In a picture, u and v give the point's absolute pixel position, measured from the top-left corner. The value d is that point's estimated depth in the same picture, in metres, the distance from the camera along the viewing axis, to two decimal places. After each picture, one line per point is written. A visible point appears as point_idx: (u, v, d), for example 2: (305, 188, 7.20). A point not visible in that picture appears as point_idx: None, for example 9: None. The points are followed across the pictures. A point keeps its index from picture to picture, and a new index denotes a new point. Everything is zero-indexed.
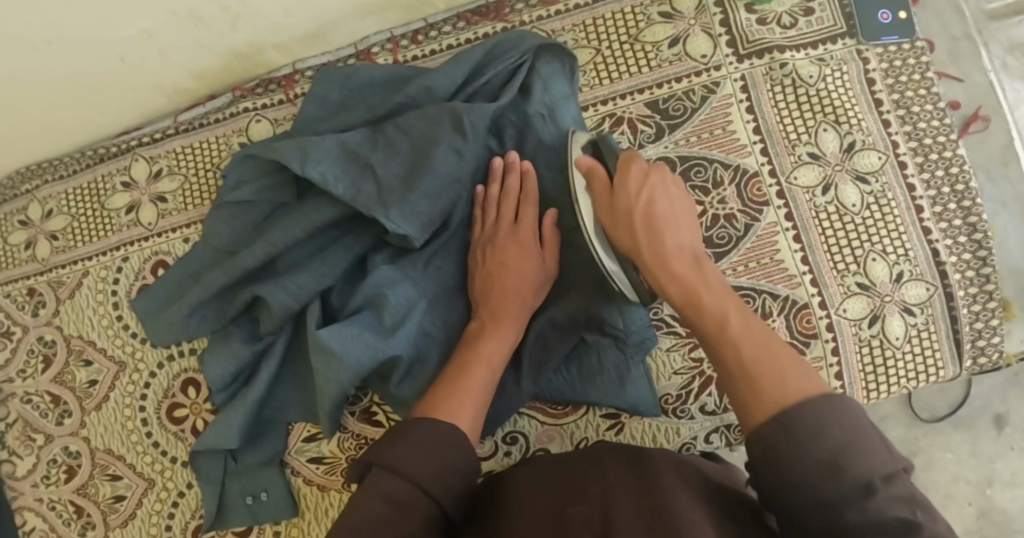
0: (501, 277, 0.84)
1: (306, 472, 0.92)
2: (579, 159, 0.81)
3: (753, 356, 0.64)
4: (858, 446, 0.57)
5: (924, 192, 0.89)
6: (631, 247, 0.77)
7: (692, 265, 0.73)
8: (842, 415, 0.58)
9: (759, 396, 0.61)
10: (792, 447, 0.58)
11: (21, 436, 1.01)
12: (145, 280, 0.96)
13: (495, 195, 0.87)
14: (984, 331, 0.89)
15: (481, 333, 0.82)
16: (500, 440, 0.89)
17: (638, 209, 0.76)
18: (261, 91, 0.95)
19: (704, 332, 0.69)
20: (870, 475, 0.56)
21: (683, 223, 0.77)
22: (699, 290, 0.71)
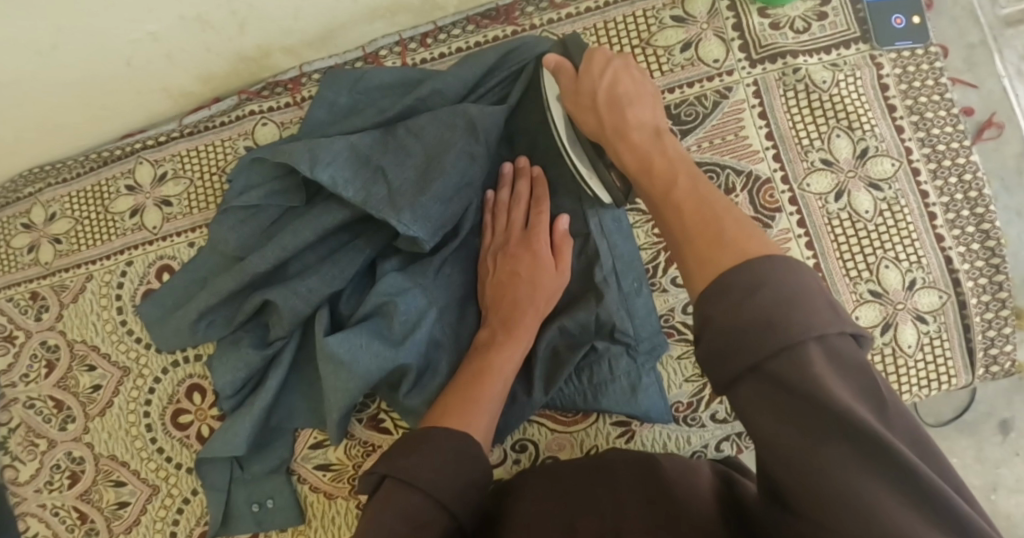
0: (513, 286, 0.83)
1: (313, 479, 0.92)
2: (547, 59, 0.85)
3: (694, 217, 0.63)
4: (797, 306, 0.51)
5: (937, 199, 0.88)
6: (597, 130, 0.79)
7: (649, 137, 0.75)
8: (782, 272, 0.53)
9: (698, 257, 0.59)
10: (723, 305, 0.53)
11: (23, 441, 1.00)
12: (150, 285, 0.95)
13: (505, 200, 0.87)
14: (997, 339, 0.88)
15: (493, 341, 0.82)
16: (509, 448, 0.88)
17: (602, 91, 0.79)
18: (268, 94, 0.94)
19: (655, 198, 0.69)
20: (805, 334, 0.50)
21: (647, 103, 0.79)
22: (653, 159, 0.72)
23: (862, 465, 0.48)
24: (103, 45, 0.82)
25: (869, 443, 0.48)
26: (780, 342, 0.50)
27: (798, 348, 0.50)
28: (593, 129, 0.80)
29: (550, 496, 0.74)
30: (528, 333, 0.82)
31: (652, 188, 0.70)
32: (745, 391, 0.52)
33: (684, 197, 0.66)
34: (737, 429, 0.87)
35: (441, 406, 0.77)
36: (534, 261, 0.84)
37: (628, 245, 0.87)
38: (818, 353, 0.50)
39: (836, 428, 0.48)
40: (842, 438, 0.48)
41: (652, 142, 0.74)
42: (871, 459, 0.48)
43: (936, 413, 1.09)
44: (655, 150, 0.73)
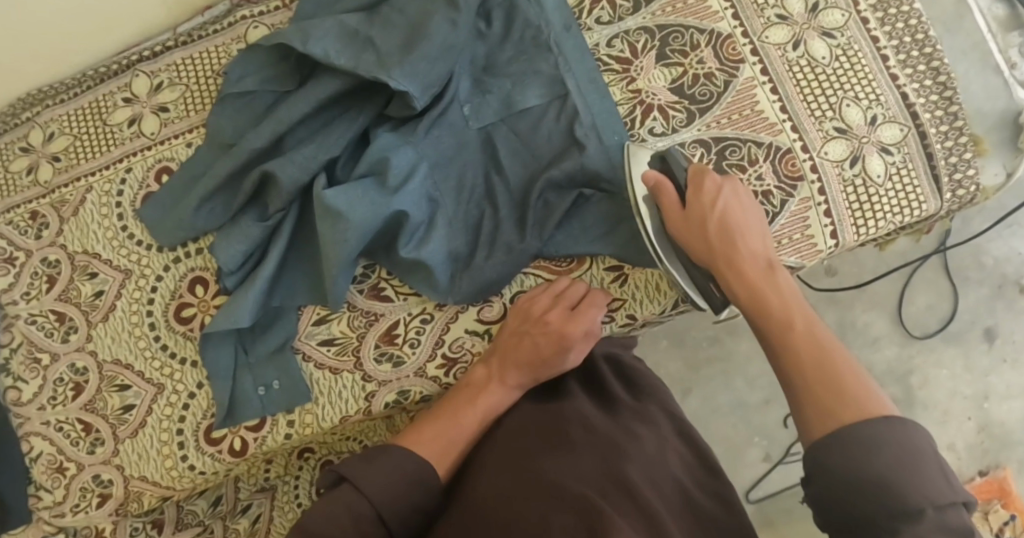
0: (523, 365, 0.87)
1: (318, 356, 0.93)
2: (647, 172, 0.86)
3: (815, 360, 0.72)
4: (909, 468, 0.63)
5: (887, 42, 0.95)
6: (705, 256, 0.82)
7: (763, 272, 0.80)
8: (898, 436, 0.65)
9: (815, 403, 0.69)
10: (841, 452, 0.65)
11: (25, 360, 1.00)
12: (150, 188, 0.99)
13: (552, 321, 0.87)
14: (959, 165, 0.93)
15: (485, 382, 0.87)
16: (508, 302, 0.92)
17: (714, 222, 0.82)
18: (258, 0, 1.00)
19: (767, 336, 0.76)
20: (922, 503, 0.61)
21: (756, 233, 0.83)
22: (768, 296, 0.78)
23: None
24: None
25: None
26: (897, 509, 0.62)
27: (913, 515, 0.61)
28: (703, 260, 0.83)
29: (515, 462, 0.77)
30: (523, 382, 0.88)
31: (768, 328, 0.76)
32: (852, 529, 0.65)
33: (802, 339, 0.74)
34: None
35: (435, 419, 0.85)
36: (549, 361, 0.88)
37: (604, 102, 0.92)
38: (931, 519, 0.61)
39: None
40: None
41: (769, 282, 0.79)
42: None
43: (924, 326, 1.42)
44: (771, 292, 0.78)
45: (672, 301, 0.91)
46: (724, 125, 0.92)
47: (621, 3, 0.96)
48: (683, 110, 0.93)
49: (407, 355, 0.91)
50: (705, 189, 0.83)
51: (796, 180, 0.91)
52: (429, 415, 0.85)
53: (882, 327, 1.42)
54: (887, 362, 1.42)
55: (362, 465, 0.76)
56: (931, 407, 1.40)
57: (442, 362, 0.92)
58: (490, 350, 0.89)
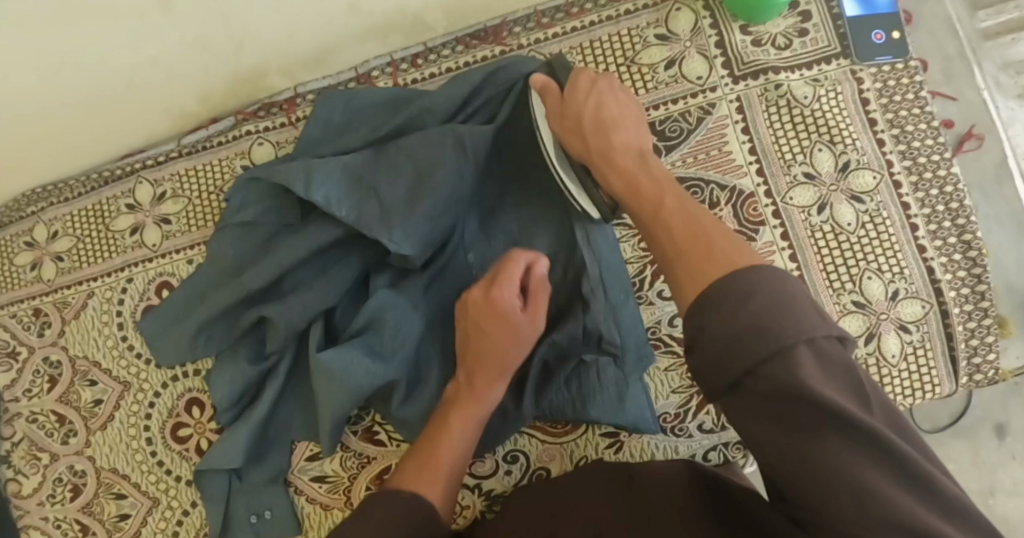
0: (480, 379, 0.83)
1: (310, 491, 0.93)
2: (533, 78, 0.86)
3: (684, 228, 0.66)
4: (785, 311, 0.53)
5: (919, 210, 0.90)
6: (584, 152, 0.81)
7: (636, 159, 0.77)
8: (774, 282, 0.56)
9: (686, 268, 0.61)
10: (717, 310, 0.56)
11: (26, 455, 1.01)
12: (150, 301, 0.98)
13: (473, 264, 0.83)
14: (980, 348, 0.90)
15: (454, 399, 0.83)
16: (500, 458, 0.90)
17: (588, 112, 0.81)
18: (263, 114, 0.96)
19: (642, 218, 0.72)
20: (797, 338, 0.53)
21: (632, 126, 0.81)
22: (642, 182, 0.74)
23: (865, 461, 0.51)
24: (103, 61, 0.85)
25: (857, 432, 0.51)
26: (773, 347, 0.52)
27: (789, 353, 0.52)
28: (581, 152, 0.81)
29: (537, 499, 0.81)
30: (493, 382, 0.83)
31: (640, 214, 0.72)
32: (742, 396, 0.54)
33: (672, 212, 0.69)
34: (724, 438, 0.89)
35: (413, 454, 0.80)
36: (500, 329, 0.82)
37: (616, 256, 0.88)
38: (810, 356, 0.52)
39: (834, 424, 0.51)
40: (839, 433, 0.51)
41: (638, 164, 0.76)
42: (872, 459, 0.51)
43: (932, 419, 1.11)
44: (640, 170, 0.75)
45: None
46: None
47: None
48: None
49: None
50: (580, 78, 0.83)
51: None
52: (407, 461, 0.80)
53: None
54: None
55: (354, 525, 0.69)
56: None
57: None
58: (456, 371, 0.84)
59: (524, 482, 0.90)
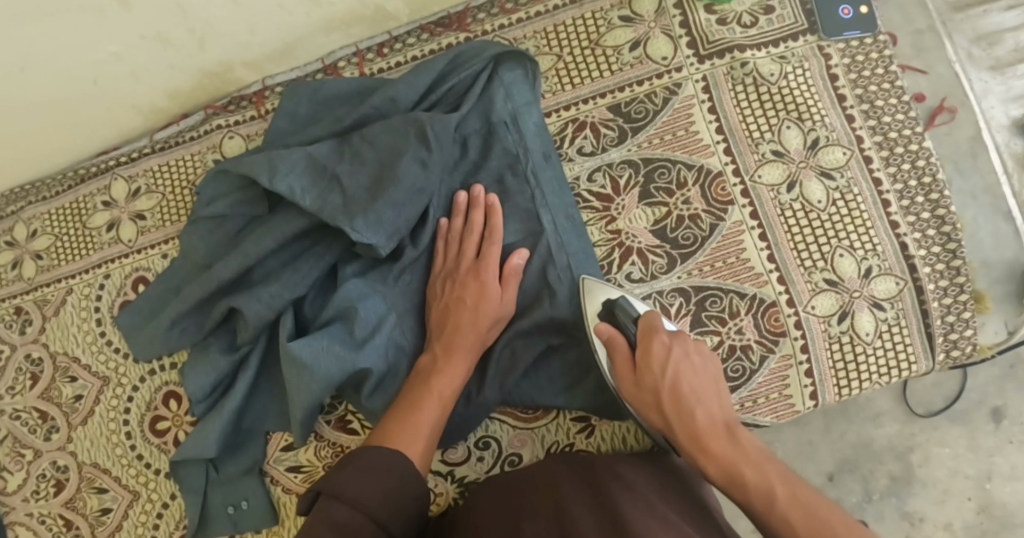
0: (460, 330, 0.84)
1: (285, 481, 0.94)
2: (598, 328, 0.83)
3: (809, 523, 0.68)
4: None
5: (890, 186, 0.88)
6: (665, 427, 0.79)
7: (727, 438, 0.75)
8: None
9: None
10: None
11: (10, 452, 1.02)
12: (127, 296, 0.98)
13: (458, 229, 0.88)
14: (957, 324, 0.87)
15: (433, 368, 0.83)
16: (473, 445, 0.90)
17: (665, 389, 0.78)
18: (233, 108, 0.97)
19: (753, 512, 0.72)
20: None
21: (710, 391, 0.78)
22: (739, 465, 0.73)
23: None
24: (69, 63, 0.86)
25: None
26: None
27: None
28: (663, 429, 0.79)
29: (499, 491, 0.80)
30: (468, 351, 0.84)
31: (750, 506, 0.72)
32: None
33: (788, 507, 0.69)
34: None
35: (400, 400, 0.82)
36: (483, 288, 0.85)
37: (582, 240, 0.88)
38: None
39: None
40: None
41: (732, 448, 0.74)
42: None
43: (927, 403, 1.06)
44: (739, 457, 0.74)
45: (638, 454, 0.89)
46: (707, 273, 0.88)
47: (605, 133, 0.91)
48: (663, 254, 0.89)
49: None
50: (655, 349, 0.79)
51: (778, 335, 0.87)
52: (393, 413, 0.80)
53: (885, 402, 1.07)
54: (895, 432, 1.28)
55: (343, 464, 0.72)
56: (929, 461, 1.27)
57: None
58: (429, 347, 0.86)
59: (496, 469, 0.89)
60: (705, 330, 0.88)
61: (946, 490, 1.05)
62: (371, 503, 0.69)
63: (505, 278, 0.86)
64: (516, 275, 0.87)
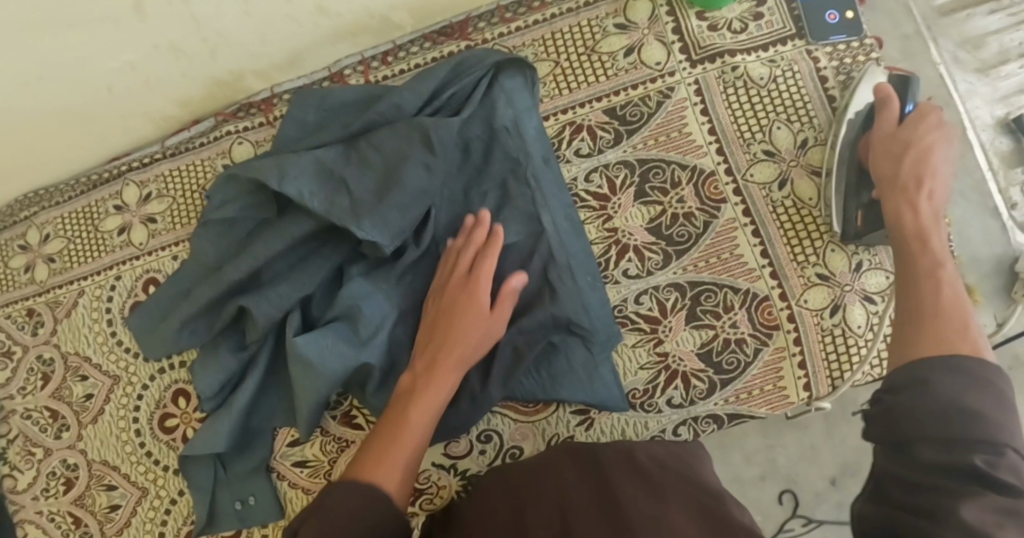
0: (450, 343, 0.83)
1: (292, 476, 0.96)
2: (880, 85, 0.86)
3: (950, 300, 0.71)
4: (986, 417, 0.60)
5: None
6: (884, 177, 0.82)
7: (933, 212, 0.79)
8: (986, 373, 0.63)
9: (939, 334, 0.68)
10: (945, 384, 0.62)
11: (21, 451, 1.05)
12: (137, 297, 1.01)
13: (459, 249, 0.88)
14: None
15: (416, 384, 0.81)
16: (474, 439, 0.92)
17: (918, 145, 0.81)
18: (242, 115, 1.00)
19: (908, 279, 0.75)
20: (1006, 443, 0.59)
21: (946, 167, 0.82)
22: (930, 234, 0.77)
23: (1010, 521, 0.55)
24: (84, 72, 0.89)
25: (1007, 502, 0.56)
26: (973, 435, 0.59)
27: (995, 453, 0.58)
28: (880, 178, 0.83)
29: (503, 484, 0.82)
30: (451, 372, 0.82)
31: (915, 264, 0.75)
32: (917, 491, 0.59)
33: (949, 296, 0.71)
34: (693, 413, 0.90)
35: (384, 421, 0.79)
36: (474, 306, 0.84)
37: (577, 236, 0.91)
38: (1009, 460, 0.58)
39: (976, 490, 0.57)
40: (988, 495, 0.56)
41: (930, 222, 0.78)
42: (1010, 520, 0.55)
43: None
44: (932, 229, 0.77)
45: None
46: (702, 269, 0.91)
47: (602, 135, 0.94)
48: (659, 251, 0.91)
49: None
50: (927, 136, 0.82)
51: (771, 328, 0.90)
52: (374, 433, 0.77)
53: None
54: None
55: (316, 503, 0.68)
56: None
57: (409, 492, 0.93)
58: (411, 366, 0.84)
59: (497, 462, 0.92)
60: (700, 324, 0.90)
61: None
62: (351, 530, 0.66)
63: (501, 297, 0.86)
64: (511, 298, 0.86)
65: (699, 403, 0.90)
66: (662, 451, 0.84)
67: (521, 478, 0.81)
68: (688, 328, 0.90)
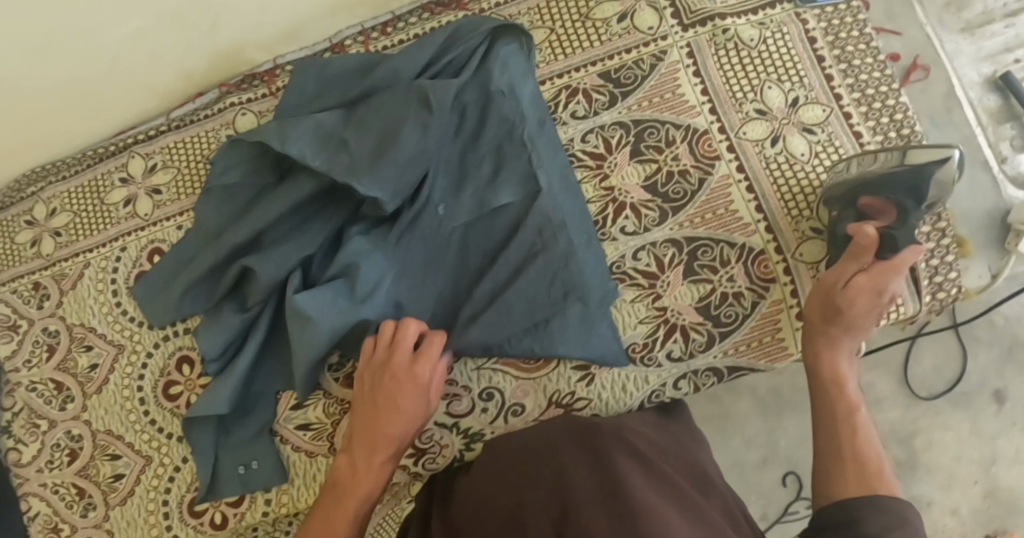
0: (391, 421, 0.85)
1: (295, 440, 0.97)
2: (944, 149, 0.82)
3: (846, 421, 0.83)
4: (896, 528, 0.71)
5: (871, 138, 0.93)
6: (834, 276, 0.86)
7: (871, 320, 0.85)
8: (898, 511, 0.73)
9: (845, 473, 0.79)
10: (872, 518, 0.72)
11: (26, 424, 1.05)
12: (143, 267, 1.03)
13: (381, 351, 0.87)
14: (941, 267, 0.90)
15: (350, 475, 0.85)
16: (476, 396, 0.92)
17: (869, 271, 0.84)
18: (246, 86, 1.02)
19: (823, 410, 0.85)
20: None
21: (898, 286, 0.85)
22: (852, 331, 0.85)
23: None
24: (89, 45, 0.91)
25: None
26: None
27: None
28: (833, 277, 0.86)
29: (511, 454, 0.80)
30: (384, 460, 0.86)
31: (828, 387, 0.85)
32: None
33: (844, 412, 0.84)
34: (693, 366, 0.91)
35: (339, 482, 0.86)
36: (410, 394, 0.85)
37: (570, 200, 0.92)
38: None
39: None
40: None
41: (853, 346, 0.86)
42: None
43: (929, 387, 1.21)
44: (863, 327, 0.85)
45: (638, 401, 0.91)
46: (698, 225, 0.92)
47: (597, 98, 0.95)
48: (656, 208, 0.93)
49: None
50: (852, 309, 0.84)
51: (768, 281, 0.91)
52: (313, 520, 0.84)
53: (883, 389, 1.21)
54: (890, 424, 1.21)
55: None
56: (934, 471, 1.20)
57: (411, 452, 0.93)
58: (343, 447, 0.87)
59: (500, 420, 0.92)
60: (697, 279, 0.92)
61: (951, 476, 1.20)
62: None
63: (422, 357, 0.86)
64: (433, 357, 0.87)
65: (699, 356, 0.91)
66: (667, 440, 0.83)
67: (521, 451, 0.80)
68: (685, 283, 0.92)
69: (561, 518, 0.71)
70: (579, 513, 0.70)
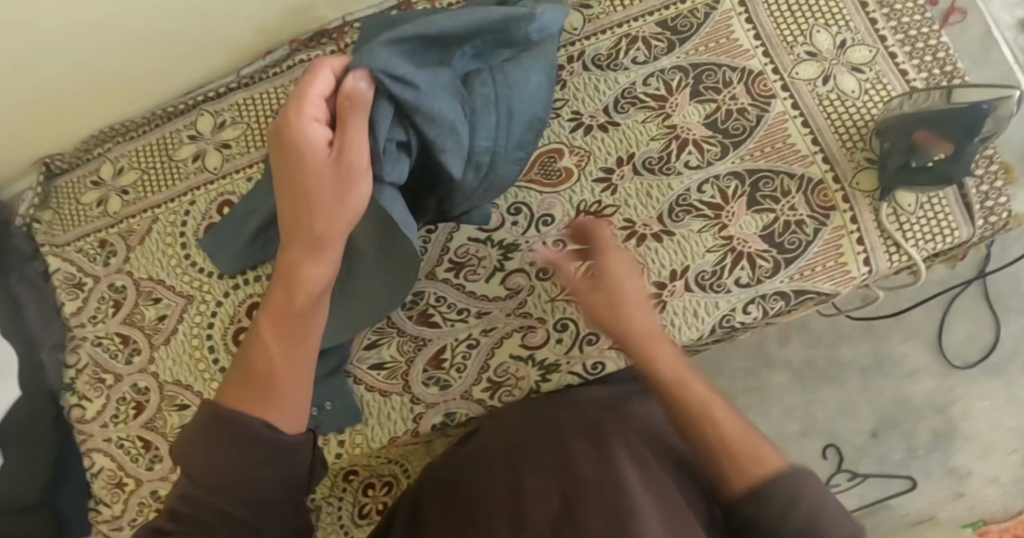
0: (314, 211, 0.69)
1: (368, 380, 0.98)
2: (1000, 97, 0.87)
3: (728, 419, 0.73)
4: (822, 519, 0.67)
5: (916, 75, 0.98)
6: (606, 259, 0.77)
7: (642, 316, 0.76)
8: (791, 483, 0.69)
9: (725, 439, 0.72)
10: (810, 493, 0.68)
11: (90, 379, 1.06)
12: (212, 220, 1.05)
13: (292, 135, 0.68)
14: (991, 193, 0.95)
15: (284, 290, 0.71)
16: (551, 328, 0.95)
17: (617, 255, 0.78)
18: (315, 44, 1.06)
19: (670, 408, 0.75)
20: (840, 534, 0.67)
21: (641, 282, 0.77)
22: (656, 345, 0.76)
23: None
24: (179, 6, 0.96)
25: None
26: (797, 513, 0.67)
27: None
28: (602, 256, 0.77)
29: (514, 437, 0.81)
30: (320, 260, 0.71)
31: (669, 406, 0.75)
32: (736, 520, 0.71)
33: (716, 411, 0.73)
34: (761, 291, 0.93)
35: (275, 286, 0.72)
36: (327, 182, 0.69)
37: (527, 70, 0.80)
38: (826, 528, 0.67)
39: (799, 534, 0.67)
40: None
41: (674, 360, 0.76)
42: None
43: (963, 356, 1.34)
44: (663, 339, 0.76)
45: (709, 327, 0.94)
46: (758, 157, 0.96)
47: (655, 44, 1.00)
48: (717, 144, 0.97)
49: (455, 379, 0.96)
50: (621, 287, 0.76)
51: (828, 209, 0.95)
52: (238, 365, 0.70)
53: (920, 359, 1.35)
54: (925, 392, 1.34)
55: (207, 463, 0.64)
56: (973, 440, 1.33)
57: (487, 385, 0.95)
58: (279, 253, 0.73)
59: (575, 349, 0.94)
60: (760, 209, 0.95)
61: (989, 442, 1.33)
62: (237, 475, 0.64)
63: (344, 107, 0.68)
64: (355, 106, 0.68)
65: (766, 281, 0.94)
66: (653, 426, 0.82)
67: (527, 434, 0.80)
68: (749, 213, 0.95)
69: (561, 505, 0.70)
70: (581, 505, 0.69)
